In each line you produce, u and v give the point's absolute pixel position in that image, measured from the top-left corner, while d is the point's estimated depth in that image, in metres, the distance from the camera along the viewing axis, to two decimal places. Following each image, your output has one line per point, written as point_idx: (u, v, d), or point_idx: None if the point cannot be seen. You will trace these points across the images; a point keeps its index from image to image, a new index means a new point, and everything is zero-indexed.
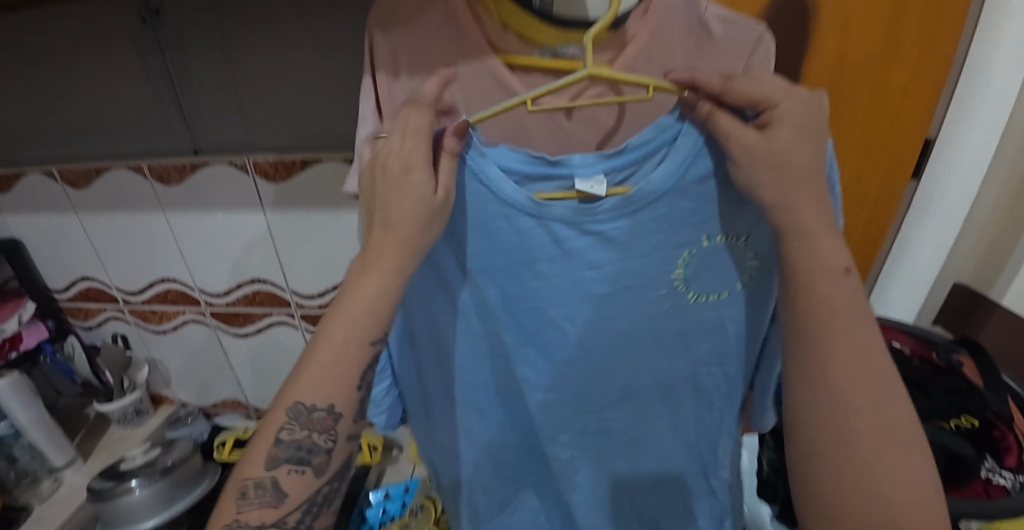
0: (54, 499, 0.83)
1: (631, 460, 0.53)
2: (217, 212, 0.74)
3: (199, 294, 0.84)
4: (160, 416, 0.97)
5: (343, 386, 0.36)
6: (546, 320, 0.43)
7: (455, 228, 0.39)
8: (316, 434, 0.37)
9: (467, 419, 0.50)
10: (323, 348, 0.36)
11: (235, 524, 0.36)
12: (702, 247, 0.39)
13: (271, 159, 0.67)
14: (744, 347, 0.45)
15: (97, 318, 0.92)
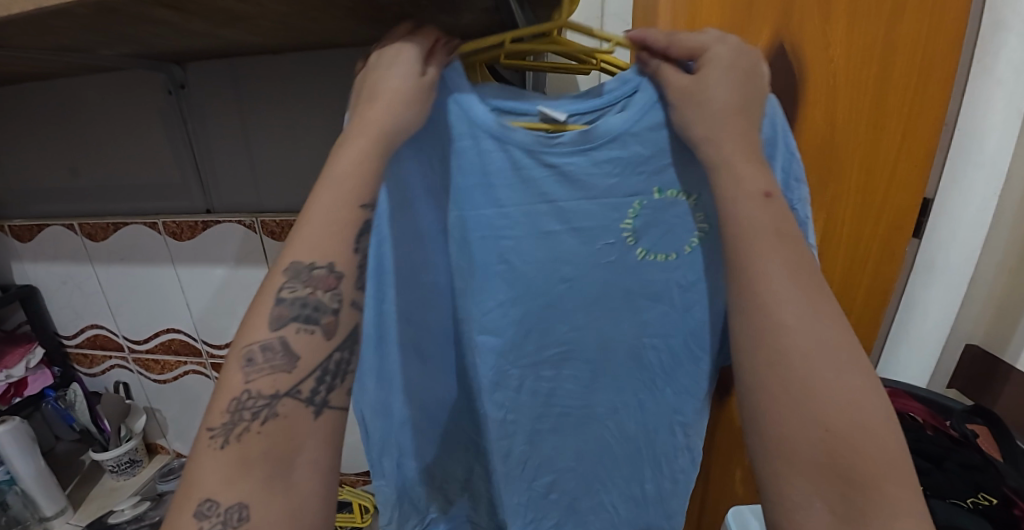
0: None
1: (571, 426, 0.53)
2: (224, 268, 0.77)
3: (202, 345, 0.86)
4: (153, 467, 0.96)
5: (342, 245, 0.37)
6: (499, 255, 0.46)
7: (428, 160, 0.44)
8: (319, 292, 0.36)
9: (412, 372, 0.50)
10: (312, 212, 0.37)
11: (246, 394, 0.33)
12: (652, 199, 0.44)
13: (278, 219, 0.70)
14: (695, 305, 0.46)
15: (102, 366, 0.94)
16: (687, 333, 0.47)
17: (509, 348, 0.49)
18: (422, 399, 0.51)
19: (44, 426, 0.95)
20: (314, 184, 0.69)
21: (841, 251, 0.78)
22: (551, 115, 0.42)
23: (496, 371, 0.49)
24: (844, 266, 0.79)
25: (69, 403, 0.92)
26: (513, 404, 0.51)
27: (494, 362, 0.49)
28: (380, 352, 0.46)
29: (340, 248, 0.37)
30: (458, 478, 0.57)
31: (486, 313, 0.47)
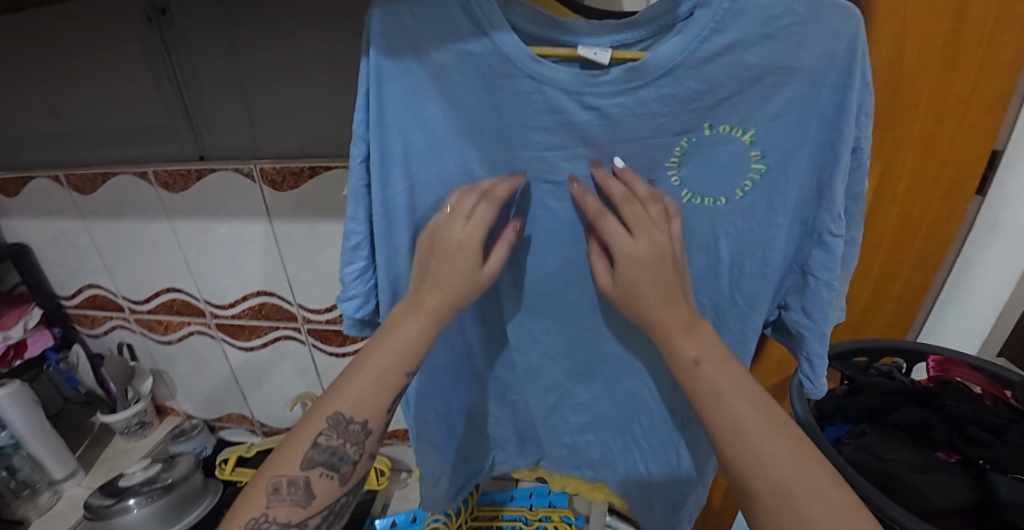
0: (51, 513, 0.82)
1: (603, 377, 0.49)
2: (222, 223, 0.72)
3: (205, 304, 0.81)
4: (164, 428, 0.96)
5: (381, 400, 0.38)
6: (531, 200, 0.41)
7: (452, 96, 0.38)
8: (349, 445, 0.38)
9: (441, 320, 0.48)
10: (365, 368, 0.38)
11: (262, 518, 0.36)
12: (703, 136, 0.37)
13: (278, 166, 0.64)
14: (755, 261, 0.40)
15: (104, 327, 0.91)
16: (744, 289, 0.42)
17: (542, 296, 0.46)
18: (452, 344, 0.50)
19: (52, 387, 0.95)
20: (317, 127, 0.62)
21: (895, 205, 0.70)
22: (586, 54, 0.35)
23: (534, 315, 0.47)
24: (896, 222, 0.71)
25: (72, 365, 0.90)
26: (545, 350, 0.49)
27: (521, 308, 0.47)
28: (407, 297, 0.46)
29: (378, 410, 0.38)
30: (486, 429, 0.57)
31: (509, 260, 0.44)
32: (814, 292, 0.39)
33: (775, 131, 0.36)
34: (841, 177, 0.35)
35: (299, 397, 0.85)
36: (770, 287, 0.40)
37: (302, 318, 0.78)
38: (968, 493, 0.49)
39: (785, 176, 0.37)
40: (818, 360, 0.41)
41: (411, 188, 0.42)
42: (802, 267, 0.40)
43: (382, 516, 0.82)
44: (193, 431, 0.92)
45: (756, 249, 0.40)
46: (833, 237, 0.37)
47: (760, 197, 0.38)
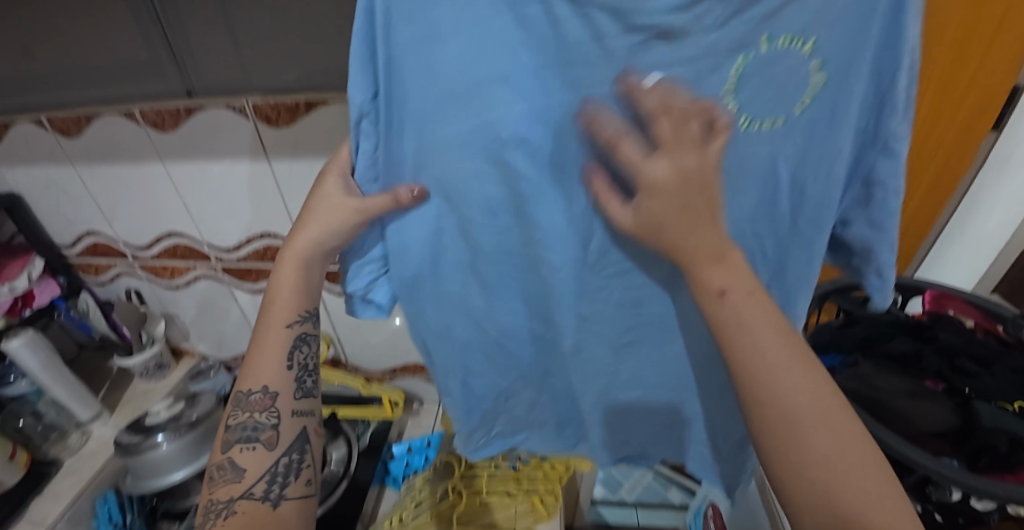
0: (82, 452, 0.85)
1: (646, 336, 0.45)
2: (217, 163, 0.70)
3: (208, 249, 0.81)
4: (182, 369, 0.99)
5: (272, 362, 0.44)
6: (572, 150, 0.37)
7: (479, 40, 0.33)
8: (257, 414, 0.42)
9: (467, 283, 0.45)
10: (266, 331, 0.44)
11: (207, 503, 0.40)
12: (760, 52, 0.32)
13: (271, 101, 0.62)
14: (820, 181, 0.35)
15: (109, 274, 0.91)
16: (808, 215, 0.37)
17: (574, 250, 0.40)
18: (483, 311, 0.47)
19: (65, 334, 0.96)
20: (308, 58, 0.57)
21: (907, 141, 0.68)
22: None
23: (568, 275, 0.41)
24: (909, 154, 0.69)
25: (83, 312, 0.92)
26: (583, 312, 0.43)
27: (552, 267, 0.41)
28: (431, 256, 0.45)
29: (275, 371, 0.43)
30: (526, 398, 0.54)
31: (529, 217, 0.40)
32: (879, 205, 0.35)
33: (834, 33, 0.31)
34: (904, 79, 0.31)
35: None
36: (836, 202, 0.36)
37: None
38: (951, 418, 0.52)
39: (847, 84, 0.32)
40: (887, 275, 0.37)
41: (432, 158, 0.38)
42: (866, 179, 0.36)
43: (398, 442, 0.87)
44: (212, 371, 0.95)
45: (816, 170, 0.35)
46: (900, 142, 0.33)
47: (822, 111, 0.34)
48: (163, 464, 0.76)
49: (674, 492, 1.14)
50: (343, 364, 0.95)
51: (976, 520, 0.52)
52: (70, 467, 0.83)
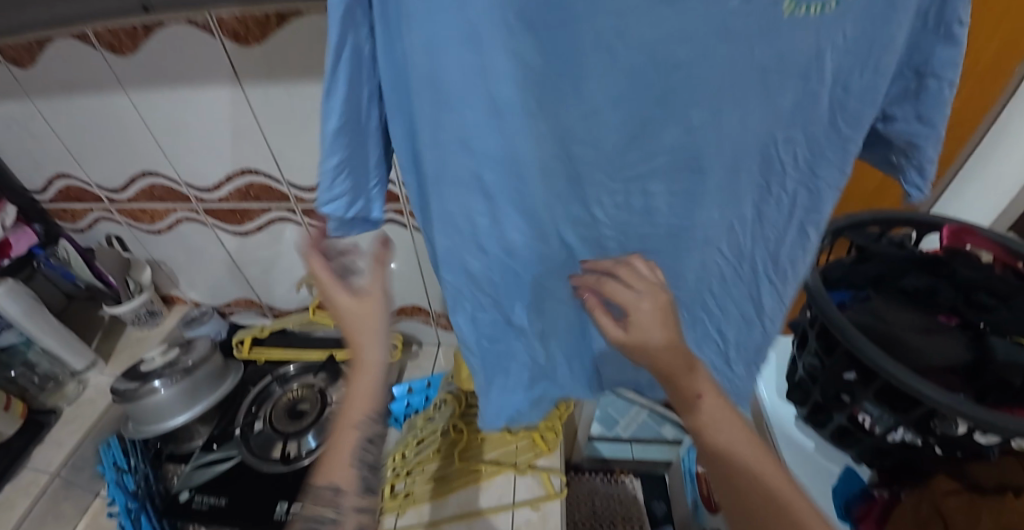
0: (80, 400, 0.85)
1: (670, 248, 0.45)
2: (185, 90, 0.63)
3: (186, 189, 0.76)
4: (174, 317, 0.98)
5: (342, 458, 0.42)
6: (589, 38, 0.31)
7: None
8: (321, 507, 0.41)
9: (479, 217, 0.41)
10: (340, 433, 0.41)
11: None
12: None
13: (238, 14, 0.54)
14: (866, 73, 0.35)
15: (87, 221, 0.87)
16: (848, 110, 0.37)
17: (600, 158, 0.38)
18: (494, 245, 0.43)
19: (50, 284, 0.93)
20: None
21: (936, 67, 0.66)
22: None
23: (591, 186, 0.40)
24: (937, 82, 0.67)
25: (64, 260, 0.85)
26: (608, 224, 0.43)
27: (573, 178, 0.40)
28: (440, 188, 0.39)
29: (344, 469, 0.41)
30: (536, 339, 0.51)
31: (547, 126, 0.36)
32: (931, 94, 0.36)
33: None
34: None
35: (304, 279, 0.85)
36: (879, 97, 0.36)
37: (295, 200, 0.74)
38: (964, 354, 0.50)
39: None
40: (928, 166, 0.40)
41: (419, 54, 0.31)
42: (916, 69, 0.36)
43: (398, 383, 0.88)
44: (204, 317, 0.93)
45: (867, 59, 0.34)
46: (960, 27, 0.33)
47: None
48: (164, 409, 0.75)
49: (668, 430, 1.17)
50: None
51: (976, 454, 0.52)
52: (69, 416, 0.82)
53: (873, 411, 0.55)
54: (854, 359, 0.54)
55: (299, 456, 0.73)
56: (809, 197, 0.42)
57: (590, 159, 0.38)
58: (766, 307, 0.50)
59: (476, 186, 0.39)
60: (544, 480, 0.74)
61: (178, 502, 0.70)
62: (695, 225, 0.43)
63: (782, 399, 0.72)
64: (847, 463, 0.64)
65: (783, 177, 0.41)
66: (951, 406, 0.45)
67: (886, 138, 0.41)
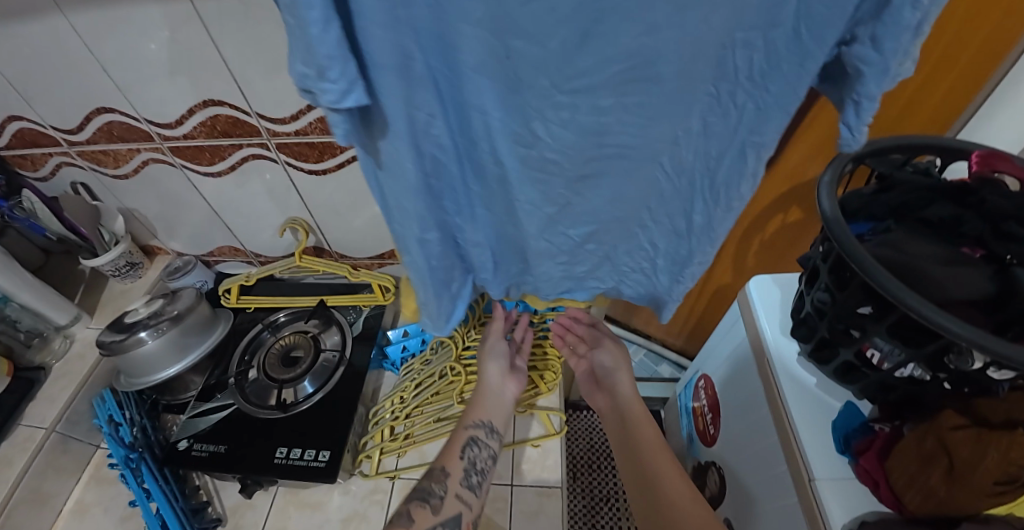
0: (69, 355, 0.83)
1: (614, 167, 0.41)
2: (127, 7, 0.55)
3: (148, 126, 0.69)
4: (157, 268, 0.94)
5: (477, 412, 0.64)
6: None
7: None
8: (471, 451, 0.61)
9: (417, 118, 0.34)
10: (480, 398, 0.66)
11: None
12: None
13: None
14: None
15: (49, 168, 0.80)
16: (814, 16, 0.31)
17: (537, 66, 0.32)
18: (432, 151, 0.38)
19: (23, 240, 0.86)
20: None
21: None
22: None
23: (538, 101, 0.35)
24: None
25: (30, 212, 0.76)
26: (546, 138, 0.37)
27: (516, 85, 0.34)
28: (399, 81, 0.30)
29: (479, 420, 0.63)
30: (480, 252, 0.51)
31: (482, 18, 0.29)
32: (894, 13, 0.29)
33: None
34: None
35: (287, 222, 0.80)
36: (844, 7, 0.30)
37: (268, 133, 0.67)
38: (987, 285, 0.47)
39: None
40: (866, 103, 0.33)
41: None
42: None
43: (394, 326, 0.85)
44: (187, 266, 0.89)
45: None
46: None
47: None
48: (154, 361, 0.73)
49: (664, 367, 1.26)
50: (326, 253, 0.89)
51: (983, 389, 0.51)
52: (58, 371, 0.81)
53: (883, 347, 0.53)
54: (871, 294, 0.51)
55: (297, 402, 0.72)
56: (758, 118, 0.36)
57: (535, 65, 0.32)
58: (695, 223, 0.46)
59: (415, 81, 0.32)
60: (543, 419, 0.76)
61: (177, 450, 0.69)
62: (642, 143, 0.38)
63: (784, 333, 0.70)
64: (848, 399, 0.64)
65: (736, 87, 0.35)
66: (974, 342, 0.42)
67: (843, 66, 0.34)
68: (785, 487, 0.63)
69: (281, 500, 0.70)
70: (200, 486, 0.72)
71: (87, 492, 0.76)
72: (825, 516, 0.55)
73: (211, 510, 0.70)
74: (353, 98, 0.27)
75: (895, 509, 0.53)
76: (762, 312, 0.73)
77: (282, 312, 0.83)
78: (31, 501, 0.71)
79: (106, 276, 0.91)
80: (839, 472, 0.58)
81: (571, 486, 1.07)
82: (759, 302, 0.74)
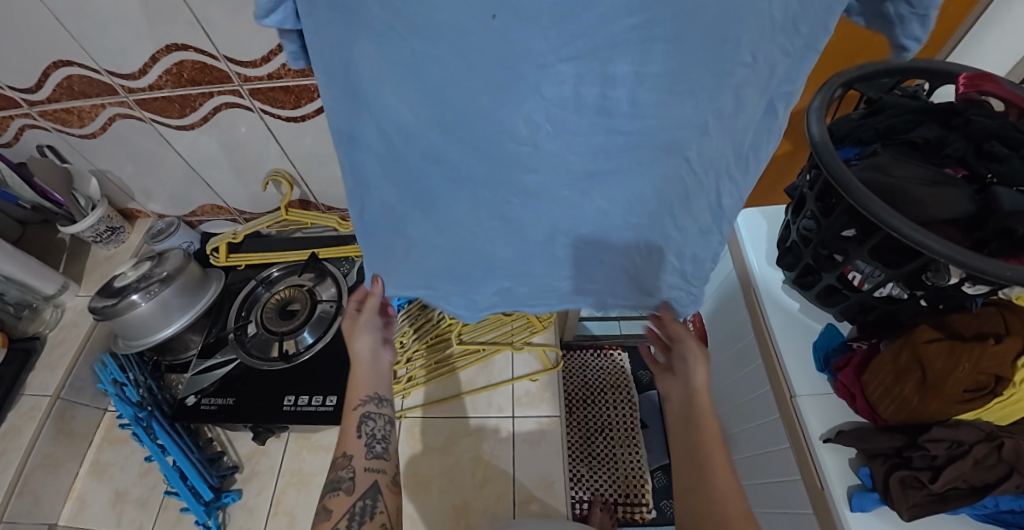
0: (62, 324, 0.82)
1: (625, 162, 0.35)
2: None
3: (110, 79, 0.65)
4: (140, 232, 0.92)
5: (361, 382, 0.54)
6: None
7: None
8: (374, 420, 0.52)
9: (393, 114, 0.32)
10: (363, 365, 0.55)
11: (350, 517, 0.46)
12: None
13: None
14: None
15: (10, 131, 0.75)
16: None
17: (527, 24, 0.26)
18: (405, 139, 0.33)
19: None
20: None
21: None
22: None
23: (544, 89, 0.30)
24: None
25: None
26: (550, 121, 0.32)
27: (508, 60, 0.28)
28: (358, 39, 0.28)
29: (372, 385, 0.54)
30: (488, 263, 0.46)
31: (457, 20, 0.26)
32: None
33: None
34: None
35: (270, 174, 0.79)
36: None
37: (238, 79, 0.64)
38: (967, 205, 0.48)
39: None
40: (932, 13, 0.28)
41: None
42: None
43: None
44: (170, 228, 0.86)
45: None
46: None
47: None
48: (150, 322, 0.73)
49: None
50: (312, 205, 0.88)
51: (958, 306, 0.54)
52: (54, 341, 0.80)
53: (864, 269, 0.55)
54: (855, 217, 0.52)
55: (298, 352, 0.73)
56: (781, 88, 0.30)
57: (531, 16, 0.26)
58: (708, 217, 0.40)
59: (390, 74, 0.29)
60: (540, 355, 0.79)
61: (186, 406, 0.71)
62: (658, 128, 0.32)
63: (771, 264, 0.72)
64: (828, 321, 0.67)
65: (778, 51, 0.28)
66: (947, 256, 0.44)
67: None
68: (769, 406, 0.68)
69: (293, 445, 0.73)
70: (212, 438, 0.75)
71: (101, 453, 0.78)
72: (806, 428, 0.61)
73: (227, 459, 0.73)
74: (278, 18, 0.27)
75: (870, 418, 0.58)
76: (749, 245, 0.74)
77: (274, 267, 0.83)
78: (48, 465, 0.72)
79: (88, 243, 0.89)
80: (817, 388, 0.63)
81: (568, 421, 1.14)
82: (745, 230, 0.75)
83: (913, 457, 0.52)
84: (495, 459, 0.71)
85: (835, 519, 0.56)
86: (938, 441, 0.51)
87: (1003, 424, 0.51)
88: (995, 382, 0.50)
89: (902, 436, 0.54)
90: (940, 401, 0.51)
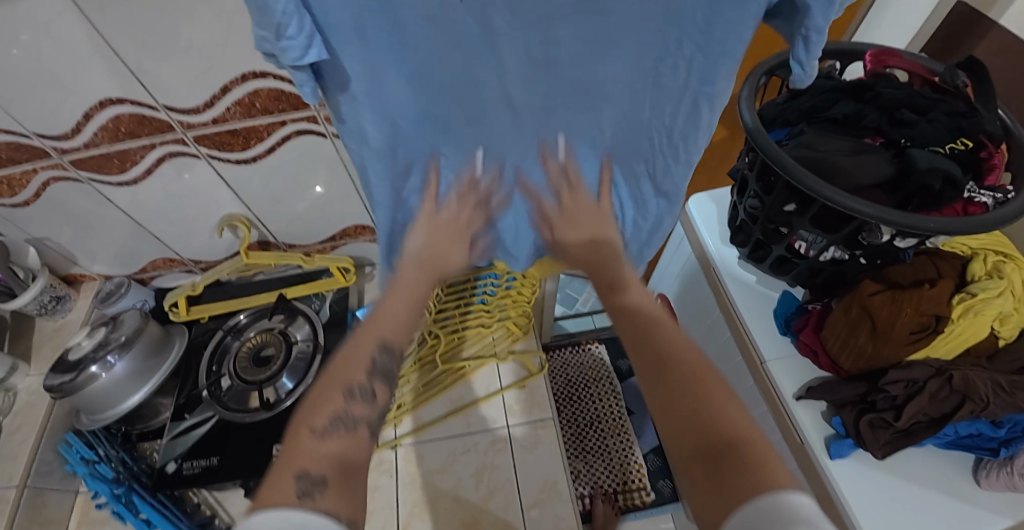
0: (15, 409, 0.76)
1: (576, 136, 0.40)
2: None
3: (41, 141, 0.61)
4: (88, 297, 0.87)
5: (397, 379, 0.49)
6: None
7: None
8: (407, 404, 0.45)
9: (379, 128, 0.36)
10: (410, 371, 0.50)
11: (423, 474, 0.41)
12: None
13: None
14: None
15: None
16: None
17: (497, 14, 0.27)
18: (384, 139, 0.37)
19: None
20: None
21: None
22: None
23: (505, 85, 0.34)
24: None
25: None
26: (507, 87, 0.34)
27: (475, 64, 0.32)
28: (350, 42, 0.29)
29: None
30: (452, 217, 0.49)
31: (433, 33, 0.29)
32: None
33: None
34: None
35: (225, 221, 0.77)
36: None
37: (181, 126, 0.62)
38: (887, 169, 0.53)
39: None
40: (816, 36, 0.29)
41: None
42: None
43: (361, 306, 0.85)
44: (121, 289, 0.82)
45: None
46: None
47: None
48: (114, 392, 0.69)
49: None
50: (273, 245, 0.86)
51: (894, 260, 0.59)
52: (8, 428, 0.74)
53: (808, 237, 0.60)
54: (795, 192, 0.57)
55: (281, 398, 0.71)
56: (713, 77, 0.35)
57: (494, 29, 0.30)
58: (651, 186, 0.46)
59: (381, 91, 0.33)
60: (525, 362, 0.80)
61: (167, 473, 0.68)
62: (599, 82, 0.35)
63: (725, 242, 0.77)
64: (784, 289, 0.72)
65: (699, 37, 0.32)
66: (879, 217, 0.49)
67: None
68: (744, 375, 0.73)
69: None
70: (200, 501, 0.72)
71: None
72: (779, 389, 0.66)
73: (220, 521, 0.71)
74: (313, 52, 0.27)
75: (833, 372, 0.63)
76: (704, 223, 0.79)
77: (241, 314, 0.80)
78: None
79: (31, 316, 0.82)
80: (784, 352, 0.68)
81: (559, 420, 1.16)
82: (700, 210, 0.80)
83: (877, 400, 0.57)
84: (497, 469, 0.72)
85: (819, 469, 0.60)
86: (896, 383, 0.56)
87: (950, 358, 0.57)
88: (936, 321, 0.55)
89: (864, 383, 0.59)
90: (894, 352, 0.57)
